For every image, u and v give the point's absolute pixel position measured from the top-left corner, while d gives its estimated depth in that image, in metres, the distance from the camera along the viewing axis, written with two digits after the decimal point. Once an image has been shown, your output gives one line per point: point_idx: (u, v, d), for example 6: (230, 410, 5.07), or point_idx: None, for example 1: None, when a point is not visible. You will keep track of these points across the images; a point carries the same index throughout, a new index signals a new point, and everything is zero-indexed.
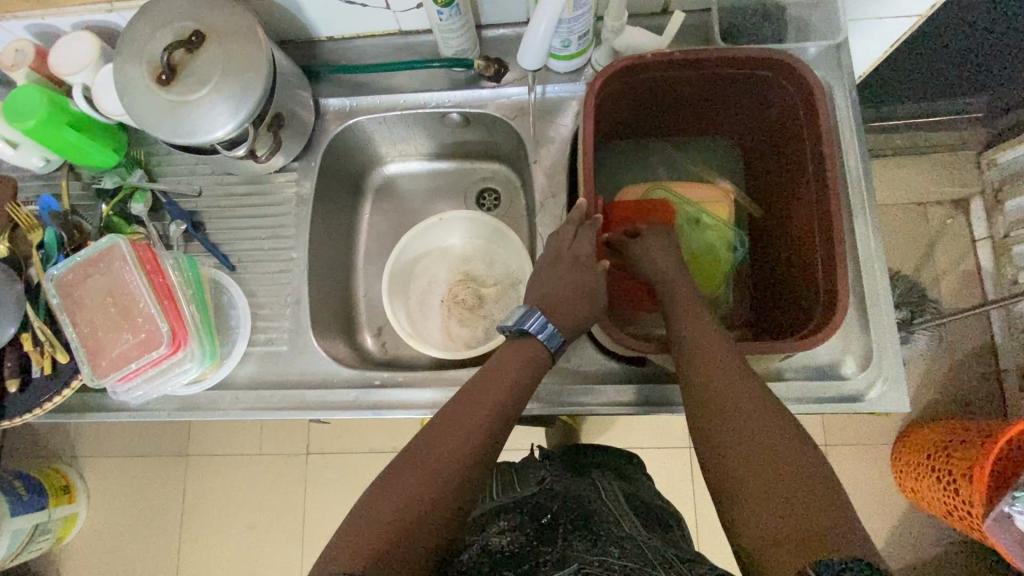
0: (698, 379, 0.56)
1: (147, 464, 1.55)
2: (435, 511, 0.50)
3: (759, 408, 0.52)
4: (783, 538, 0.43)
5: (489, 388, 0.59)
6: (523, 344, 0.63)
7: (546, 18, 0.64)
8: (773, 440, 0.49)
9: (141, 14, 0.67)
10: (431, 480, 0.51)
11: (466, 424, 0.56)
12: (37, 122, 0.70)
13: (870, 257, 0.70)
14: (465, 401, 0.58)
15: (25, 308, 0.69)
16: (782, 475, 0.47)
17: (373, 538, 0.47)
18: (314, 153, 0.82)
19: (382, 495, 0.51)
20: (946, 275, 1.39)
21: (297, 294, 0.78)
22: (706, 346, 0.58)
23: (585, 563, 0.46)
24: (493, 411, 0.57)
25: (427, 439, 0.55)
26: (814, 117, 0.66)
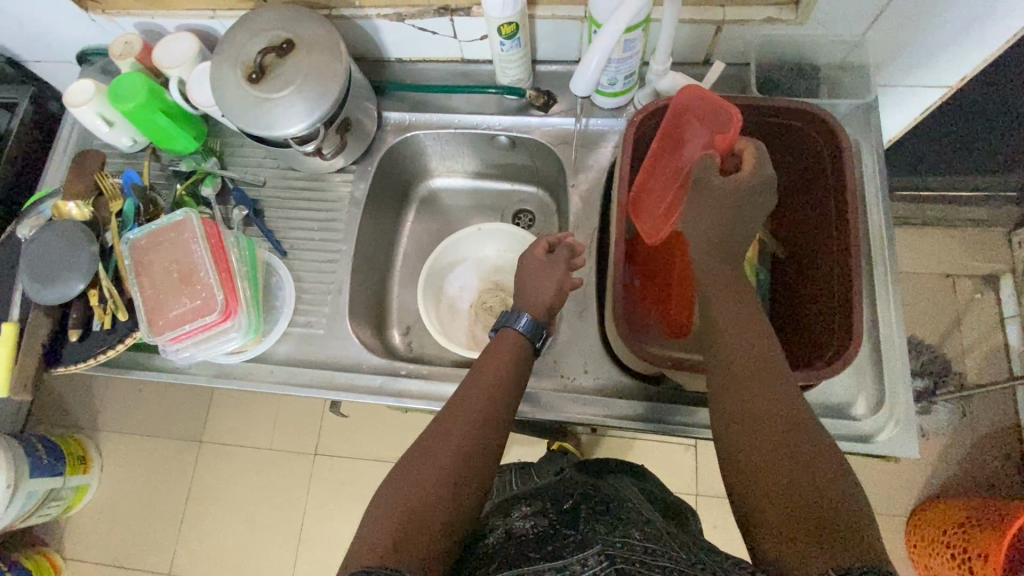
0: (729, 370, 0.55)
1: (162, 445, 1.59)
2: (446, 497, 0.53)
3: (774, 398, 0.52)
4: (797, 544, 0.45)
5: (485, 383, 0.64)
6: (501, 336, 0.71)
7: (598, 55, 0.66)
8: (790, 433, 0.50)
9: (241, 23, 0.77)
10: (441, 467, 0.55)
11: (466, 416, 0.60)
12: (134, 104, 0.79)
13: (887, 304, 0.73)
14: (462, 397, 0.63)
15: (96, 266, 0.76)
16: (797, 478, 0.48)
17: (390, 527, 0.50)
18: (372, 158, 0.90)
19: (395, 488, 0.54)
20: (972, 350, 1.38)
21: (339, 284, 0.84)
22: (741, 335, 0.56)
23: (609, 546, 0.47)
24: (491, 401, 0.63)
25: (432, 434, 0.59)
26: (839, 166, 0.71)
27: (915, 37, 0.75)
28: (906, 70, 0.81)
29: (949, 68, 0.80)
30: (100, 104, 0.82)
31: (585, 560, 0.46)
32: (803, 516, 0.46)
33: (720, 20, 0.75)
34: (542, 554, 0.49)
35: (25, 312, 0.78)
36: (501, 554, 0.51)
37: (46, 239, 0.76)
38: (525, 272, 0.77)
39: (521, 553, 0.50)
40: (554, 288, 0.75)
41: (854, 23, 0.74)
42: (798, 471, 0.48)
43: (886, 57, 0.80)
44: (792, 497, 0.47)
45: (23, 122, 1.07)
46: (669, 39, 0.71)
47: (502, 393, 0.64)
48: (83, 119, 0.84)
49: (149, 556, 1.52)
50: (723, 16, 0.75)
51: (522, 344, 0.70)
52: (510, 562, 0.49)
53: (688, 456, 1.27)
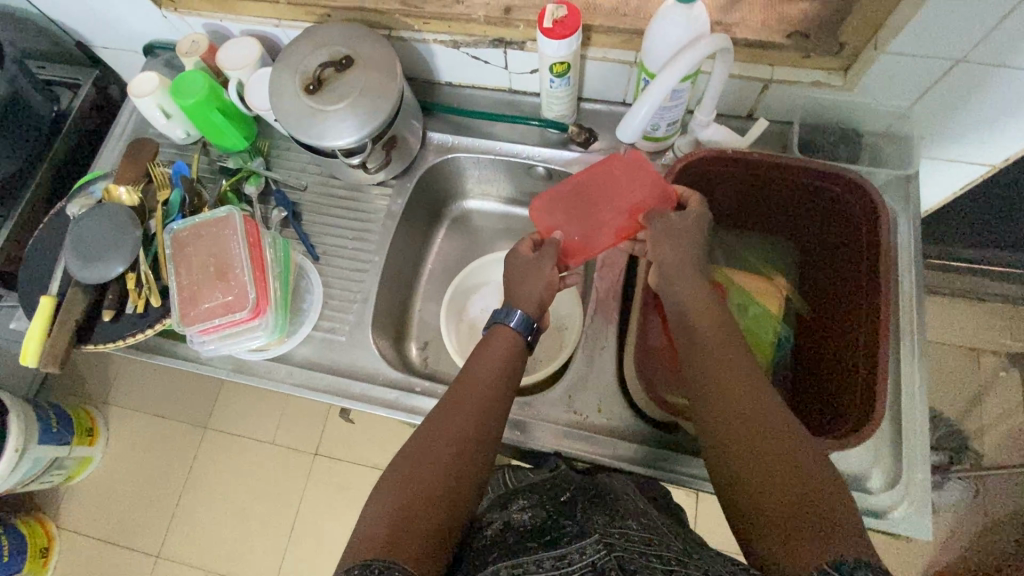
0: (718, 392, 0.57)
1: (167, 426, 1.61)
2: (444, 493, 0.54)
3: (765, 412, 0.55)
4: (792, 542, 0.47)
5: (480, 378, 0.65)
6: (494, 333, 0.69)
7: (648, 104, 0.66)
8: (784, 442, 0.52)
9: (305, 36, 0.80)
10: (442, 461, 0.56)
11: (463, 413, 0.61)
12: (194, 101, 0.82)
13: (912, 378, 0.72)
14: (460, 393, 0.63)
15: (138, 250, 0.79)
16: (789, 475, 0.50)
17: (386, 522, 0.51)
18: (411, 175, 0.92)
19: (393, 485, 0.55)
20: (992, 427, 1.35)
21: (366, 293, 0.85)
22: (727, 358, 0.59)
23: (605, 536, 0.49)
24: (489, 390, 0.64)
25: (430, 430, 0.59)
26: (875, 236, 0.70)
27: (963, 115, 0.76)
28: (948, 145, 0.82)
29: (992, 148, 0.80)
30: (162, 96, 0.86)
31: (582, 548, 0.47)
32: (796, 513, 0.48)
33: (767, 78, 0.77)
34: (539, 543, 0.51)
35: (63, 287, 0.80)
36: (502, 546, 0.52)
37: (93, 221, 0.79)
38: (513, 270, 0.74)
39: (521, 545, 0.51)
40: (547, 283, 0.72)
41: (902, 95, 0.75)
42: (791, 476, 0.50)
43: (929, 130, 0.80)
44: (785, 497, 0.49)
45: (83, 103, 1.11)
46: (716, 91, 0.72)
47: (502, 382, 0.64)
48: (143, 109, 0.87)
49: (140, 537, 1.53)
50: (770, 75, 0.77)
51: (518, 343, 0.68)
52: (508, 553, 0.50)
53: (689, 503, 1.25)
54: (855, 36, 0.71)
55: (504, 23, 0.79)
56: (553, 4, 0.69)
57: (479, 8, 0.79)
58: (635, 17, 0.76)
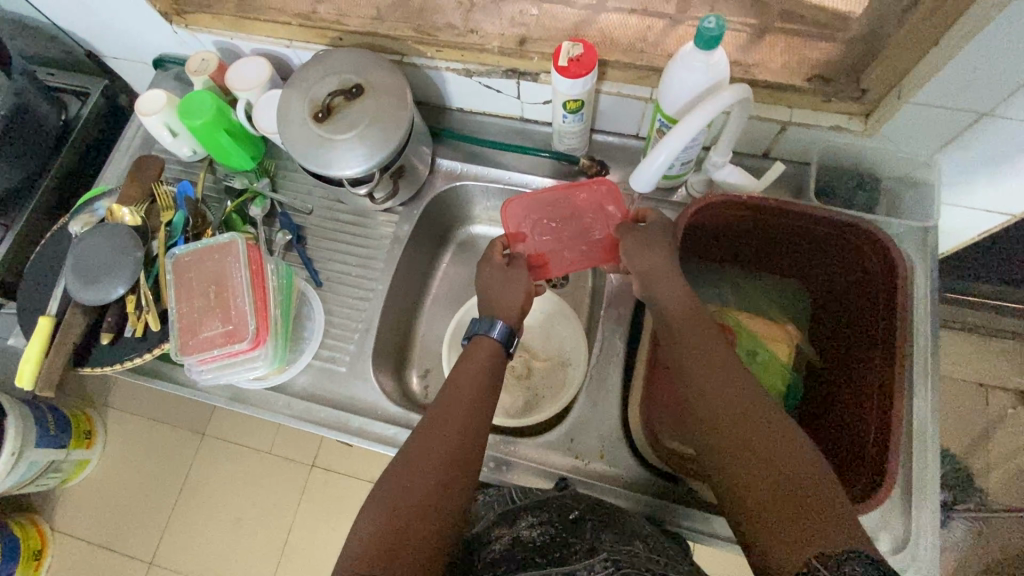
0: (710, 392, 0.59)
1: (164, 431, 1.61)
2: (438, 500, 0.57)
3: (755, 411, 0.56)
4: (778, 533, 0.49)
5: (466, 383, 0.67)
6: (475, 343, 0.72)
7: (665, 152, 0.64)
8: (776, 438, 0.53)
9: (317, 61, 0.78)
10: (430, 475, 0.58)
11: (452, 416, 0.63)
12: (201, 122, 0.81)
13: (924, 436, 0.70)
14: (449, 397, 0.65)
15: (139, 272, 0.77)
16: (779, 468, 0.52)
17: (384, 533, 0.54)
18: (419, 202, 0.90)
19: (388, 494, 0.57)
20: (999, 466, 1.32)
21: (368, 323, 0.84)
22: (716, 360, 0.61)
23: (613, 553, 0.52)
24: (473, 398, 0.66)
25: (421, 440, 0.61)
26: (891, 290, 0.68)
27: (985, 166, 0.74)
28: (969, 193, 0.80)
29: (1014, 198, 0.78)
30: (169, 115, 0.85)
31: (592, 566, 0.50)
32: (784, 506, 0.50)
33: (785, 120, 0.75)
34: (548, 560, 0.53)
35: (61, 307, 0.79)
36: (511, 560, 0.55)
37: (95, 241, 0.78)
38: (490, 279, 0.78)
39: (530, 560, 0.54)
40: (523, 293, 0.76)
41: (923, 144, 0.73)
42: (781, 469, 0.51)
43: (950, 178, 0.78)
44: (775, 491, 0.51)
45: (90, 111, 1.10)
46: (733, 134, 0.71)
47: (485, 391, 0.67)
48: (149, 127, 0.86)
49: (133, 543, 1.52)
50: (789, 117, 0.75)
51: (498, 352, 0.71)
52: (517, 567, 0.53)
53: None
54: (878, 83, 0.70)
55: (519, 54, 0.78)
56: (569, 43, 0.68)
57: (493, 39, 0.78)
58: (652, 54, 0.75)
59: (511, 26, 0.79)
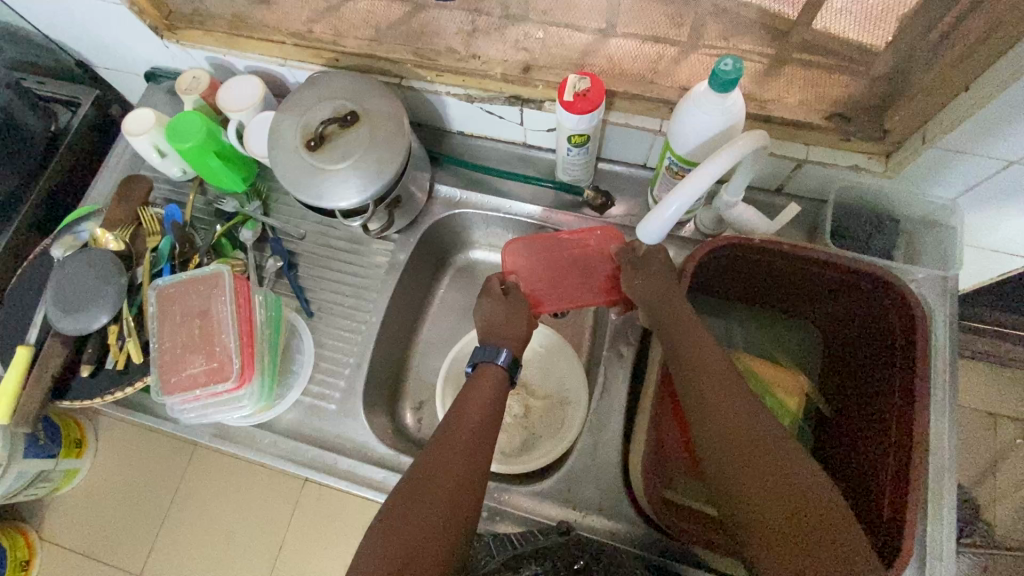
0: (719, 417, 0.58)
1: (114, 444, 1.34)
2: (446, 529, 0.53)
3: (764, 438, 0.56)
4: (788, 562, 0.50)
5: (472, 407, 0.65)
6: (481, 372, 0.70)
7: (676, 204, 0.60)
8: (788, 467, 0.54)
9: (310, 85, 0.75)
10: (437, 500, 0.55)
11: (457, 440, 0.61)
12: (192, 145, 0.78)
13: (940, 498, 0.67)
14: (454, 421, 0.63)
15: (123, 301, 0.74)
16: (792, 501, 0.52)
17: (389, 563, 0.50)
18: (416, 230, 0.87)
19: (390, 522, 0.54)
20: (1006, 498, 1.23)
21: (360, 357, 0.81)
22: (723, 382, 0.60)
23: None
24: (479, 423, 0.63)
25: (427, 464, 0.58)
26: (911, 343, 0.64)
27: (1009, 212, 0.70)
28: (989, 236, 0.76)
29: None
30: (158, 135, 0.81)
31: None
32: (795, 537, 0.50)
33: (802, 158, 0.71)
34: None
35: (42, 337, 0.77)
36: None
37: (75, 268, 0.74)
38: (492, 311, 0.75)
39: None
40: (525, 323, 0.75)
41: (946, 187, 0.69)
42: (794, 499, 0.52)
43: (972, 220, 0.74)
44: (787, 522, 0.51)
45: (80, 123, 1.06)
46: (746, 176, 0.67)
47: (492, 417, 0.65)
48: (137, 147, 0.82)
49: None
50: (805, 155, 0.71)
51: (504, 382, 0.69)
52: None
53: None
54: (901, 125, 0.67)
55: (523, 82, 0.74)
56: (575, 76, 0.65)
57: (496, 65, 0.75)
58: (661, 87, 0.73)
59: (516, 52, 0.75)
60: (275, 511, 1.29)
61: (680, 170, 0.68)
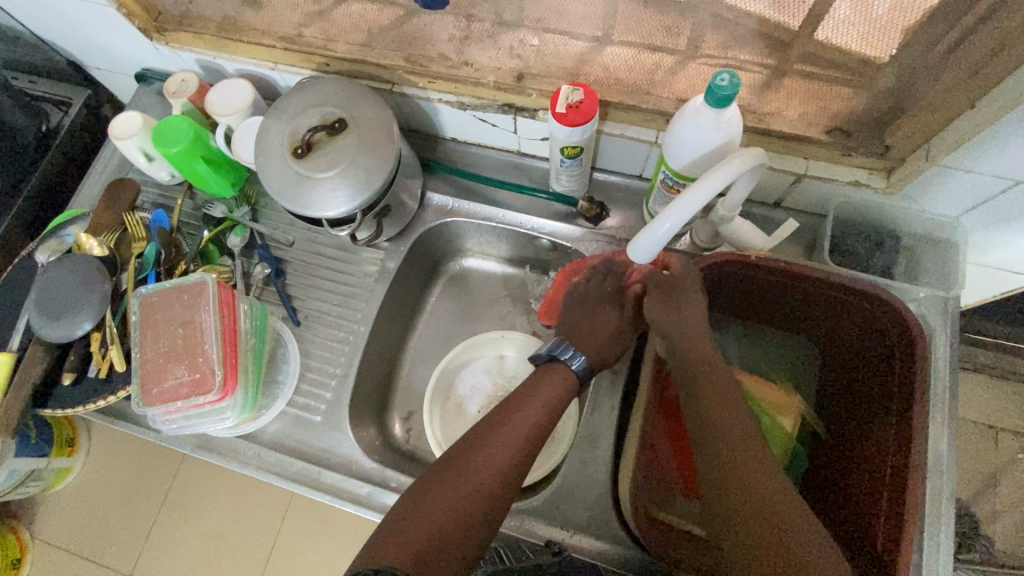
0: (718, 449, 0.57)
1: (112, 437, 1.32)
2: (480, 515, 0.54)
3: (757, 472, 0.54)
4: None
5: (537, 396, 0.64)
6: (554, 368, 0.67)
7: (670, 220, 0.56)
8: (783, 506, 0.52)
9: (299, 91, 0.73)
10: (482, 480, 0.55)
11: (508, 435, 0.60)
12: (179, 150, 0.76)
13: (938, 527, 0.65)
14: (508, 415, 0.61)
15: (106, 308, 0.73)
16: (783, 540, 0.50)
17: (421, 536, 0.51)
18: (407, 238, 0.86)
19: (428, 488, 0.55)
20: (1007, 513, 1.21)
21: (346, 369, 0.79)
22: (716, 409, 0.59)
23: None
24: (537, 412, 0.62)
25: (476, 439, 0.59)
26: (909, 366, 0.63)
27: (1016, 231, 0.67)
28: (992, 254, 0.74)
29: None
30: (144, 138, 0.80)
31: None
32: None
33: (801, 172, 0.70)
34: None
35: (24, 342, 0.75)
36: None
37: (59, 273, 0.73)
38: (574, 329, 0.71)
39: None
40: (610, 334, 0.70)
41: (949, 205, 0.68)
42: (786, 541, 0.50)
43: (975, 238, 0.72)
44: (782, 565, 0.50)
45: (72, 122, 1.05)
46: (743, 191, 0.65)
47: (552, 409, 0.63)
48: (124, 150, 0.81)
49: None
50: (804, 169, 0.70)
51: (571, 386, 0.66)
52: None
53: None
54: (904, 141, 0.64)
55: (517, 91, 0.72)
56: (568, 87, 0.63)
57: (489, 73, 0.73)
58: (657, 97, 0.70)
59: (510, 59, 0.73)
60: (267, 513, 1.27)
61: (675, 185, 0.66)
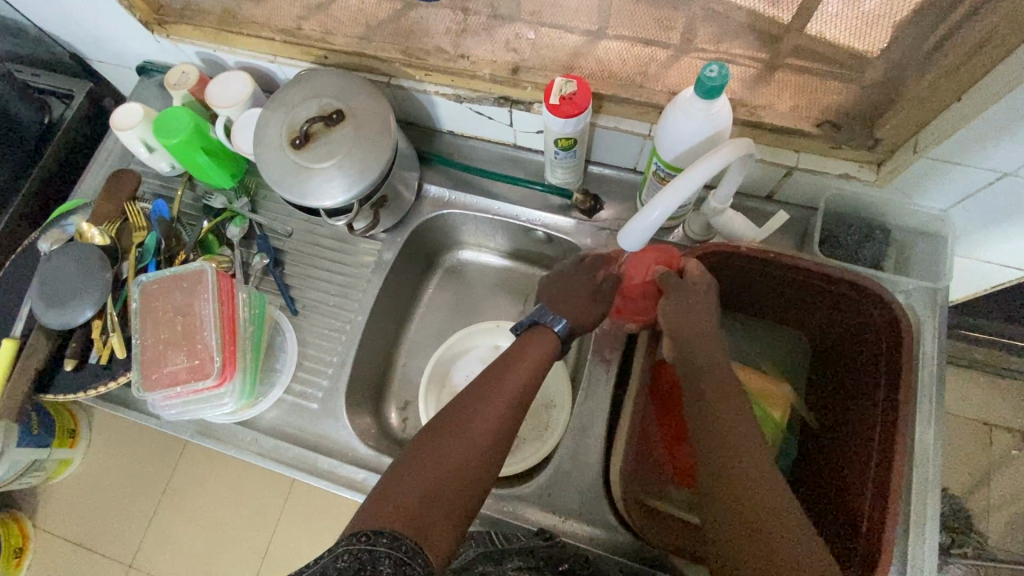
0: (704, 433, 0.58)
1: (112, 426, 1.33)
2: (472, 473, 0.55)
3: (744, 457, 0.55)
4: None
5: (523, 359, 0.65)
6: (537, 331, 0.69)
7: (661, 208, 0.57)
8: (770, 484, 0.53)
9: (298, 83, 0.74)
10: (472, 442, 0.57)
11: (497, 398, 0.61)
12: (179, 141, 0.77)
13: (924, 513, 0.66)
14: (496, 379, 0.63)
15: (107, 296, 0.74)
16: (770, 519, 0.51)
17: (418, 491, 0.52)
18: (403, 229, 0.87)
19: (422, 448, 0.56)
20: (1000, 508, 1.21)
21: (343, 357, 0.81)
22: (704, 396, 0.60)
23: None
24: (525, 376, 0.64)
25: (465, 403, 0.60)
26: (895, 356, 0.64)
27: (1003, 222, 0.68)
28: (981, 247, 0.75)
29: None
30: (145, 129, 0.81)
31: None
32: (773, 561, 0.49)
33: (792, 165, 0.71)
34: None
35: (26, 329, 0.77)
36: None
37: (61, 261, 0.74)
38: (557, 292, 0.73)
39: None
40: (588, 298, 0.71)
41: (937, 197, 0.68)
42: (773, 521, 0.51)
43: (964, 230, 0.73)
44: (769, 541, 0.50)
45: (74, 115, 1.06)
46: (733, 183, 0.66)
47: (536, 370, 0.65)
48: (125, 141, 0.82)
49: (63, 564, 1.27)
50: (795, 162, 0.71)
51: (553, 349, 0.68)
52: None
53: None
54: (891, 134, 0.65)
55: (512, 83, 0.73)
56: (562, 80, 0.64)
57: (485, 66, 0.74)
58: (651, 89, 0.71)
59: (505, 52, 0.74)
60: (264, 505, 1.28)
61: (666, 176, 0.67)
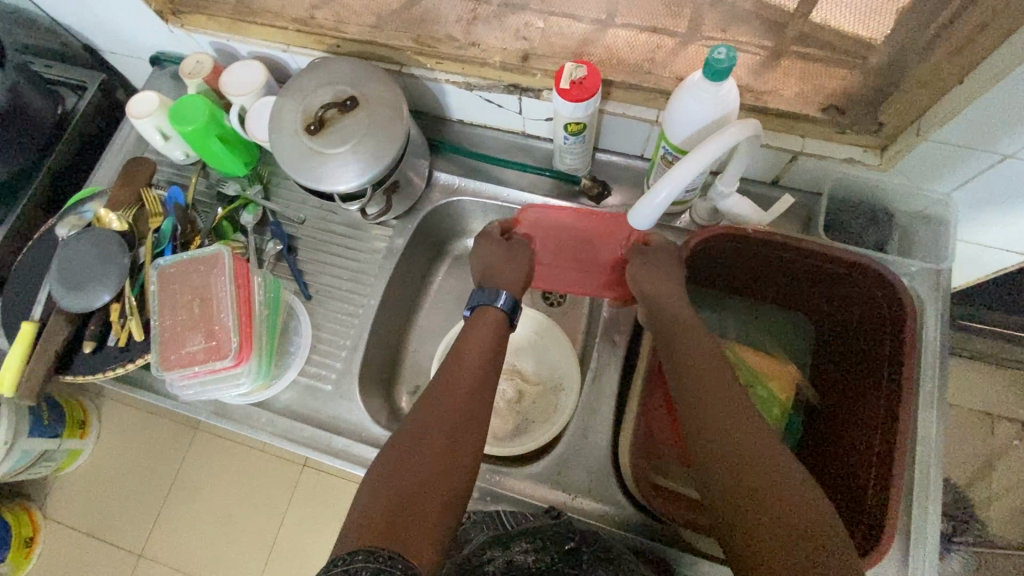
0: (703, 410, 0.59)
1: (120, 416, 1.35)
2: (443, 469, 0.56)
3: (748, 433, 0.56)
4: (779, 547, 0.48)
5: (469, 347, 0.68)
6: (480, 313, 0.72)
7: (667, 188, 0.60)
8: (774, 455, 0.54)
9: (312, 70, 0.76)
10: (435, 444, 0.57)
11: (455, 392, 0.63)
12: (194, 128, 0.78)
13: (926, 489, 0.67)
14: (452, 375, 0.65)
15: (125, 280, 0.75)
16: (780, 489, 0.51)
17: (393, 493, 0.53)
18: (414, 216, 0.88)
19: (399, 450, 0.57)
20: (1002, 497, 1.22)
21: (355, 340, 0.82)
22: (707, 374, 0.61)
23: None
24: (482, 368, 0.66)
25: (429, 405, 0.61)
26: (900, 337, 0.65)
27: (1004, 205, 0.70)
28: (984, 231, 0.76)
29: None
30: (161, 118, 0.82)
31: None
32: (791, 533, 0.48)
33: (797, 149, 0.72)
34: None
35: (46, 312, 0.78)
36: None
37: (79, 246, 0.75)
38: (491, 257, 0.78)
39: None
40: (527, 266, 0.78)
41: (941, 180, 0.70)
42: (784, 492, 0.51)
43: (967, 214, 0.74)
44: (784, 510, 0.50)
45: (86, 106, 1.08)
46: (739, 168, 0.67)
47: (490, 356, 0.67)
48: (140, 129, 0.84)
49: (72, 552, 1.28)
50: (801, 147, 0.72)
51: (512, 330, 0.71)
52: None
53: None
54: (896, 118, 0.67)
55: (521, 70, 0.74)
56: (572, 65, 0.65)
57: (495, 53, 0.75)
58: (658, 75, 0.72)
59: (515, 41, 0.76)
60: (271, 495, 1.29)
61: (674, 160, 0.69)
